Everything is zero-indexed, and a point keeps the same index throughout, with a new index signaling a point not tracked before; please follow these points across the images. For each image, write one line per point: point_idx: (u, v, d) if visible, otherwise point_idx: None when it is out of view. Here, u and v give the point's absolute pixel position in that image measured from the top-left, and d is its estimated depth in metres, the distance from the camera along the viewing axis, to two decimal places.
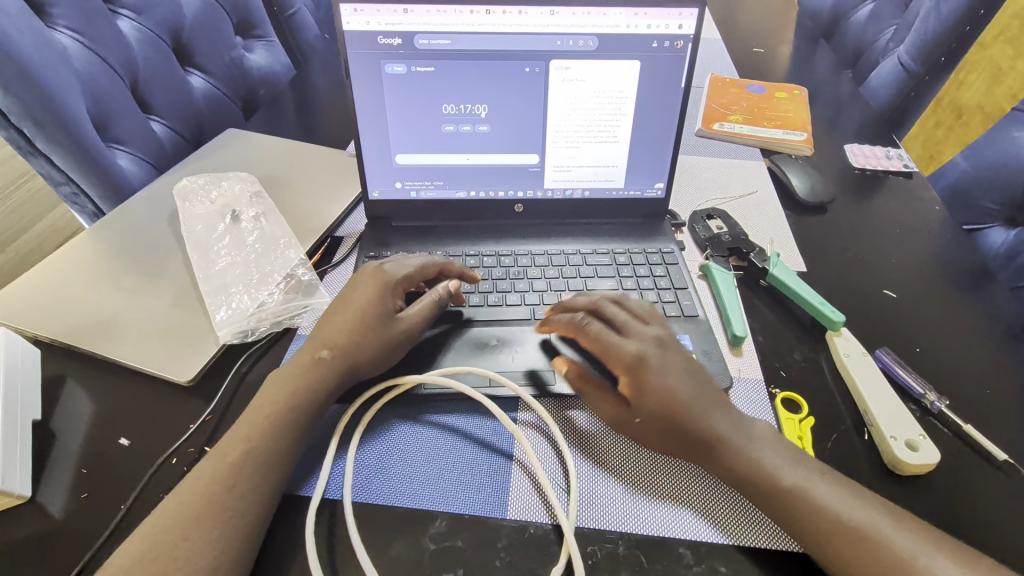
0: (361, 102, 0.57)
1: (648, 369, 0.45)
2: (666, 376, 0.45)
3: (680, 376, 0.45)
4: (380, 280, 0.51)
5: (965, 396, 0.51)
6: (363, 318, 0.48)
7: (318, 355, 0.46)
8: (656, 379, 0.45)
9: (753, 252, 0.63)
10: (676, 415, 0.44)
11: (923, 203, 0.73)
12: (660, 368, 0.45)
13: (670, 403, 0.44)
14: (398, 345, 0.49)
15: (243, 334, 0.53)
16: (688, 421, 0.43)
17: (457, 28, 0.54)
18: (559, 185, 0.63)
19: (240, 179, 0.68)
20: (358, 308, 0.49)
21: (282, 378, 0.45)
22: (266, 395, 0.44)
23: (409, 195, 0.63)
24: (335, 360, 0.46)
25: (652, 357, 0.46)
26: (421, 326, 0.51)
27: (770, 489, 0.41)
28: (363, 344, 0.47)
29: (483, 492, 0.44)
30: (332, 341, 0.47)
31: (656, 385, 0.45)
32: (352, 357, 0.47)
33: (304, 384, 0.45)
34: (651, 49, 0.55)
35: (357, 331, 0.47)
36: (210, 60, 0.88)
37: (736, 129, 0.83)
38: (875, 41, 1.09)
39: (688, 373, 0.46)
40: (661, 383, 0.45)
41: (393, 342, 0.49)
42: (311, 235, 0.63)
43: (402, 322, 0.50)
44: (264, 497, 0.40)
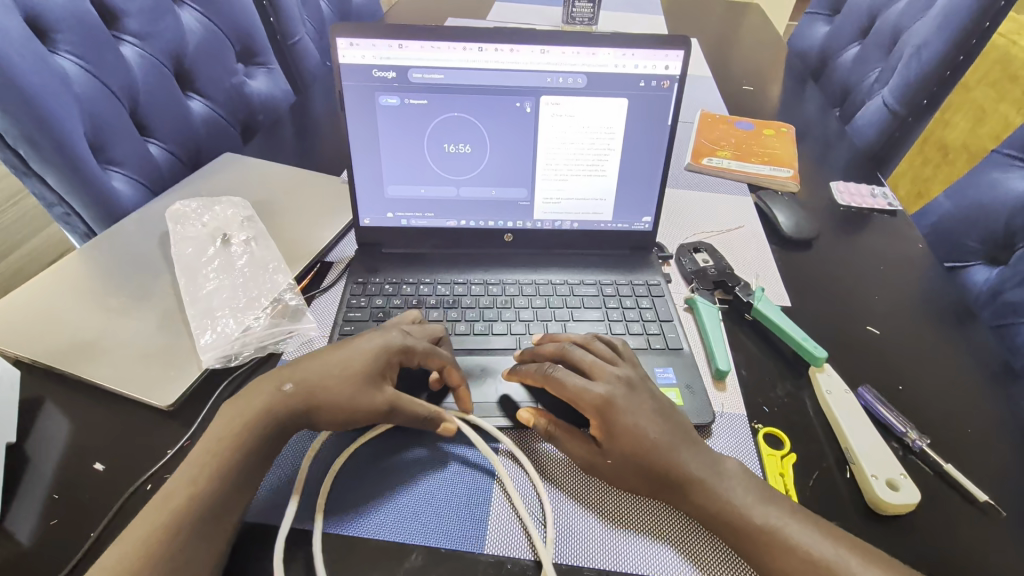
0: (354, 131, 0.58)
1: (617, 411, 0.45)
2: (636, 417, 0.45)
3: (647, 415, 0.45)
4: (383, 340, 0.49)
5: (945, 434, 0.52)
6: (350, 378, 0.47)
7: (282, 387, 0.46)
8: (625, 419, 0.44)
9: (739, 285, 0.63)
10: (647, 453, 0.43)
11: (907, 241, 0.74)
12: (628, 410, 0.45)
13: (640, 443, 0.44)
14: (362, 416, 0.46)
15: (226, 359, 0.53)
16: (661, 461, 0.43)
17: (450, 63, 0.56)
18: (548, 217, 0.64)
19: (233, 203, 0.68)
20: (352, 372, 0.47)
21: (252, 400, 0.45)
22: (231, 415, 0.45)
23: (399, 223, 0.64)
24: (296, 394, 0.46)
25: (619, 399, 0.45)
26: (400, 407, 0.47)
27: (746, 524, 0.41)
28: (332, 394, 0.46)
29: (461, 525, 0.44)
30: (298, 376, 0.47)
31: (627, 426, 0.44)
32: (311, 394, 0.46)
33: (264, 412, 0.45)
34: (638, 87, 0.57)
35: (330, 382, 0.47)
36: (210, 85, 0.90)
37: (724, 164, 0.85)
38: (861, 82, 1.13)
39: (654, 412, 0.45)
40: (630, 425, 0.44)
41: (355, 413, 0.46)
42: (300, 260, 0.64)
43: (378, 398, 0.47)
44: (227, 524, 0.40)
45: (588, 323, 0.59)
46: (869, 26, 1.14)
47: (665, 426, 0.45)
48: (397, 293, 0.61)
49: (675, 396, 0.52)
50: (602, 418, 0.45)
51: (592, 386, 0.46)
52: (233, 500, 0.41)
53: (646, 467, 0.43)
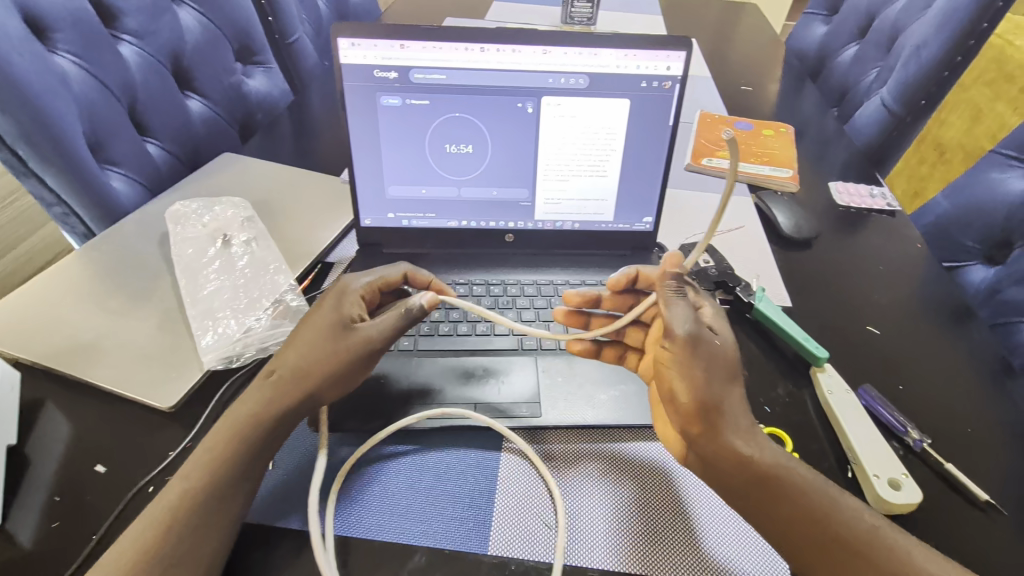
0: (355, 131, 0.58)
1: (725, 420, 0.42)
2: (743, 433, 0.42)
3: (738, 414, 0.43)
4: (337, 295, 0.50)
5: (945, 434, 0.52)
6: (322, 335, 0.47)
7: (268, 372, 0.45)
8: (732, 431, 0.42)
9: (739, 285, 0.63)
10: (710, 457, 0.42)
11: (906, 240, 0.74)
12: (738, 422, 0.42)
13: (736, 459, 0.41)
14: (352, 358, 0.47)
15: (227, 360, 0.52)
16: (757, 480, 0.41)
17: (452, 64, 0.56)
18: (550, 217, 0.64)
19: (233, 204, 0.68)
20: (318, 330, 0.47)
21: (250, 396, 0.44)
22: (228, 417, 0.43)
23: (400, 224, 0.63)
24: (287, 375, 0.45)
25: (730, 408, 0.43)
26: (382, 332, 0.48)
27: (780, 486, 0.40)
28: (315, 365, 0.45)
29: (467, 526, 0.44)
30: (281, 358, 0.46)
31: (734, 437, 0.42)
32: (300, 368, 0.45)
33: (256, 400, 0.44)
34: (640, 88, 0.57)
35: (311, 352, 0.46)
36: (209, 85, 0.90)
37: (723, 165, 0.85)
38: (859, 81, 1.13)
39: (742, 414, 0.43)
40: (740, 441, 0.42)
41: (348, 360, 0.46)
42: (301, 261, 0.63)
43: (356, 336, 0.47)
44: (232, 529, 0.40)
45: None
46: (868, 26, 1.15)
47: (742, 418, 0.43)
48: None
49: None
50: (692, 416, 0.43)
51: (700, 383, 0.43)
52: (237, 503, 0.40)
53: (727, 483, 0.42)
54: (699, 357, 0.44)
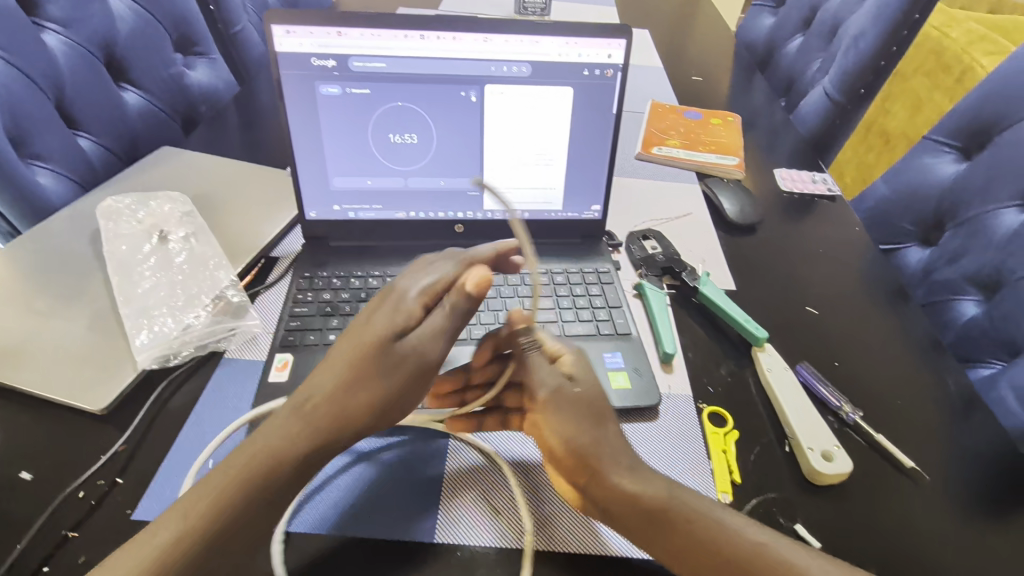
0: (295, 121, 0.56)
1: (602, 464, 0.41)
2: (622, 474, 0.41)
3: (619, 451, 0.42)
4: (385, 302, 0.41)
5: (876, 407, 0.54)
6: (367, 350, 0.39)
7: (302, 402, 0.38)
8: (609, 474, 0.41)
9: (685, 271, 0.65)
10: (600, 503, 0.42)
11: (845, 224, 0.77)
12: (614, 466, 0.41)
13: (619, 503, 0.40)
14: (410, 375, 0.39)
15: (164, 359, 0.51)
16: (634, 523, 0.40)
17: (392, 52, 0.55)
18: (499, 207, 0.63)
19: (171, 198, 0.65)
20: (359, 351, 0.39)
21: (292, 434, 0.37)
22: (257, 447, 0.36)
23: (346, 216, 0.62)
24: (325, 405, 0.38)
25: (605, 452, 0.42)
26: (436, 342, 0.40)
27: (666, 519, 0.39)
28: (356, 392, 0.38)
29: (415, 516, 0.44)
30: (319, 389, 0.38)
31: (610, 482, 0.41)
32: (354, 396, 0.38)
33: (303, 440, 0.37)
34: (582, 76, 0.57)
35: (353, 379, 0.38)
36: (146, 76, 0.86)
37: (673, 153, 0.86)
38: (804, 72, 1.17)
39: (619, 455, 0.42)
40: (619, 484, 0.41)
41: (407, 378, 0.39)
42: (244, 256, 0.62)
43: (404, 347, 0.39)
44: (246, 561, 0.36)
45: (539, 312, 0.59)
46: (811, 18, 1.18)
47: (622, 457, 0.42)
48: (344, 287, 0.59)
49: (623, 379, 0.53)
50: (572, 467, 0.42)
51: (569, 439, 0.42)
52: None
53: (618, 524, 0.41)
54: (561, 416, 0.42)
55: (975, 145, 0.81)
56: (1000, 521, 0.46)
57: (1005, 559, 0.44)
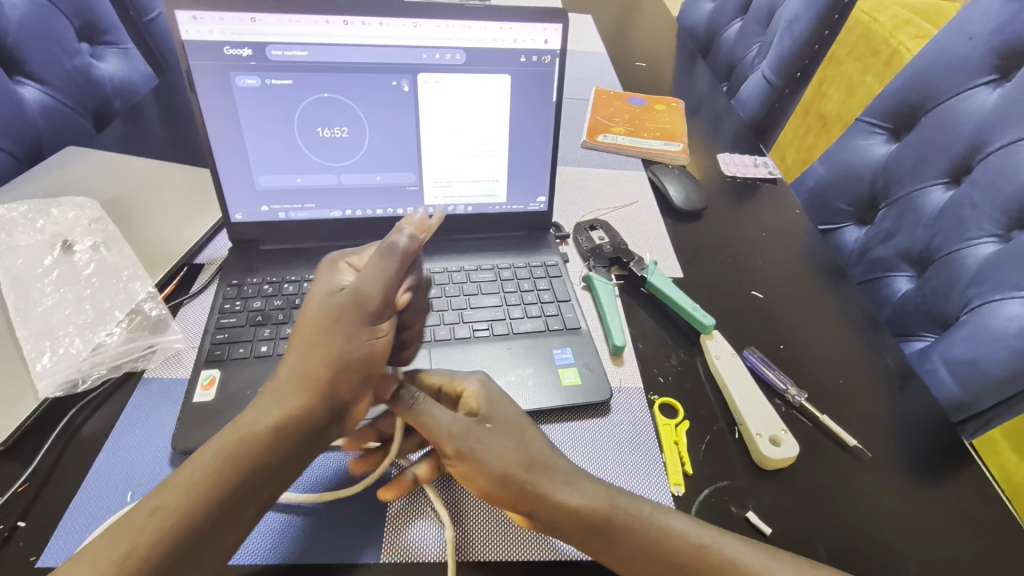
0: (210, 116, 0.52)
1: (540, 482, 0.38)
2: (562, 492, 0.38)
3: (553, 465, 0.39)
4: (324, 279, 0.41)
5: (820, 387, 0.55)
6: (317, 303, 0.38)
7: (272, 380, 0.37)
8: (550, 491, 0.38)
9: (633, 260, 0.64)
10: (545, 526, 0.39)
11: (786, 207, 0.79)
12: (550, 481, 0.38)
13: (566, 516, 0.38)
14: (361, 317, 0.38)
15: (71, 385, 0.46)
16: (592, 536, 0.38)
17: (314, 39, 0.51)
18: (440, 202, 0.61)
19: (76, 204, 0.59)
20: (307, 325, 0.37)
21: (215, 461, 0.33)
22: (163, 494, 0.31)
23: (276, 216, 0.58)
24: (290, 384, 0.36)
25: (537, 468, 0.39)
26: (387, 284, 0.39)
27: (609, 530, 0.38)
28: (316, 361, 0.36)
29: (356, 535, 0.42)
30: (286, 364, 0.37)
31: (552, 499, 0.38)
32: (314, 349, 0.36)
33: (262, 426, 0.34)
34: (519, 63, 0.55)
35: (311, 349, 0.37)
36: (47, 69, 0.78)
37: (618, 141, 0.86)
38: (744, 56, 1.19)
39: (552, 473, 0.39)
40: (559, 501, 0.38)
41: (354, 321, 0.37)
42: (163, 265, 0.57)
43: (351, 290, 0.38)
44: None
45: (486, 309, 0.57)
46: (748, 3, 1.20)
47: (557, 471, 0.39)
48: (276, 293, 0.55)
49: (573, 375, 0.52)
50: (508, 500, 0.38)
51: (494, 469, 0.38)
52: None
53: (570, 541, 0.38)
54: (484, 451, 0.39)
55: (904, 125, 0.83)
56: (936, 483, 0.48)
57: (942, 521, 0.46)
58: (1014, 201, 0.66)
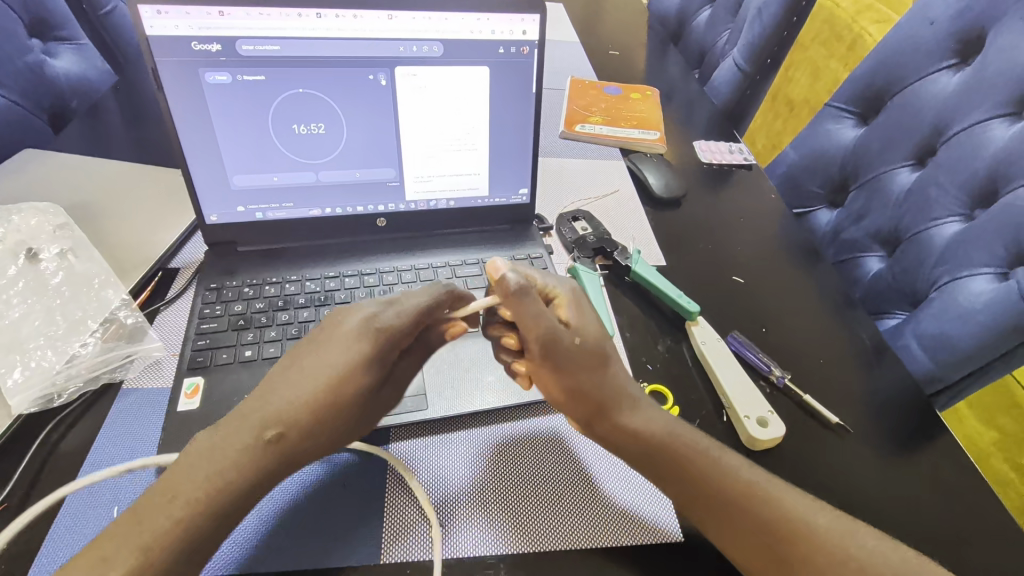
0: (180, 114, 0.50)
1: (617, 409, 0.43)
2: (636, 415, 0.43)
3: (628, 390, 0.44)
4: (367, 342, 0.40)
5: (802, 368, 0.57)
6: (353, 387, 0.39)
7: (267, 437, 0.36)
8: (626, 418, 0.43)
9: (617, 250, 0.65)
10: (602, 441, 0.44)
11: (762, 192, 0.80)
12: (626, 408, 0.43)
13: (638, 439, 0.42)
14: (375, 417, 0.43)
15: (46, 400, 0.45)
16: (653, 461, 0.42)
17: (286, 33, 0.49)
18: (422, 197, 0.60)
19: (38, 211, 0.56)
20: (328, 398, 0.38)
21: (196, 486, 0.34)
22: (137, 533, 0.32)
23: (254, 217, 0.57)
24: (294, 433, 0.37)
25: (618, 395, 0.43)
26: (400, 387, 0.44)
27: (670, 454, 0.42)
28: (328, 428, 0.39)
29: (354, 538, 0.41)
30: (291, 423, 0.37)
31: (629, 423, 0.43)
32: (322, 417, 0.38)
33: (247, 473, 0.35)
34: (498, 54, 0.55)
35: (326, 413, 0.38)
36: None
37: (596, 130, 0.86)
38: (714, 43, 1.20)
39: (625, 396, 0.43)
40: (635, 424, 0.43)
41: (369, 408, 0.42)
42: (136, 271, 0.55)
43: (382, 393, 0.42)
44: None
45: None
46: None
47: (630, 398, 0.44)
48: (257, 296, 0.54)
49: None
50: (582, 411, 0.43)
51: (578, 389, 0.42)
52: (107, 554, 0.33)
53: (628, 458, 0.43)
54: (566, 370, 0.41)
55: (871, 109, 0.85)
56: (913, 452, 0.50)
57: (923, 490, 0.48)
58: (977, 181, 0.68)
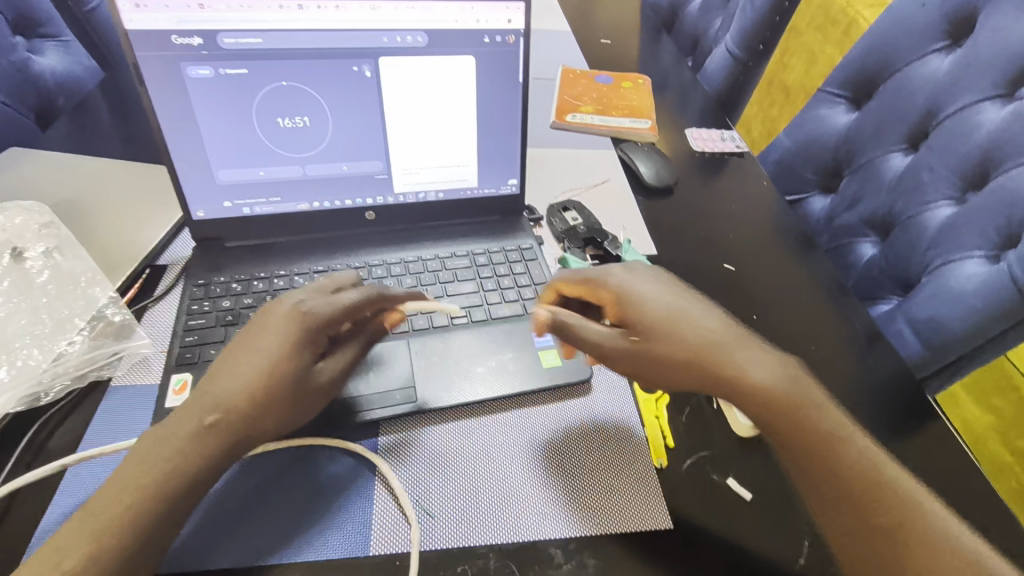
0: (163, 109, 0.50)
1: (727, 362, 0.41)
2: (753, 367, 0.41)
3: (733, 345, 0.42)
4: (298, 325, 0.41)
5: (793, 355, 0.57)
6: (285, 371, 0.40)
7: (207, 421, 0.37)
8: (750, 367, 0.41)
9: (607, 240, 0.64)
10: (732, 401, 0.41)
11: (754, 179, 0.80)
12: (737, 362, 0.41)
13: (755, 391, 0.40)
14: (317, 405, 0.42)
15: (34, 399, 0.45)
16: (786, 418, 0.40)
17: (268, 25, 0.49)
18: (410, 189, 0.60)
19: (25, 210, 0.55)
20: (262, 383, 0.39)
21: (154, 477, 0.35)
22: (96, 516, 0.34)
23: (241, 212, 0.56)
24: (231, 419, 0.38)
25: (722, 344, 0.41)
26: (341, 378, 0.44)
27: (790, 410, 0.39)
28: (265, 412, 0.39)
29: (342, 532, 0.41)
30: (229, 406, 0.38)
31: (737, 373, 0.40)
32: (259, 404, 0.39)
33: (194, 458, 0.36)
34: (483, 43, 0.54)
35: (261, 397, 0.39)
36: None
37: (587, 120, 0.85)
38: (707, 30, 1.19)
39: (725, 352, 0.41)
40: (743, 374, 0.40)
41: (309, 393, 0.41)
42: (122, 269, 0.55)
43: (320, 379, 0.42)
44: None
45: (463, 296, 0.57)
46: None
47: (737, 348, 0.41)
48: (245, 292, 0.54)
49: (554, 357, 0.52)
50: (699, 377, 0.41)
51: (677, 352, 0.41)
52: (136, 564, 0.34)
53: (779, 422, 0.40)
54: (686, 328, 0.42)
55: (863, 94, 0.85)
56: (903, 437, 0.50)
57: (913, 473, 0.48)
58: (969, 164, 0.68)
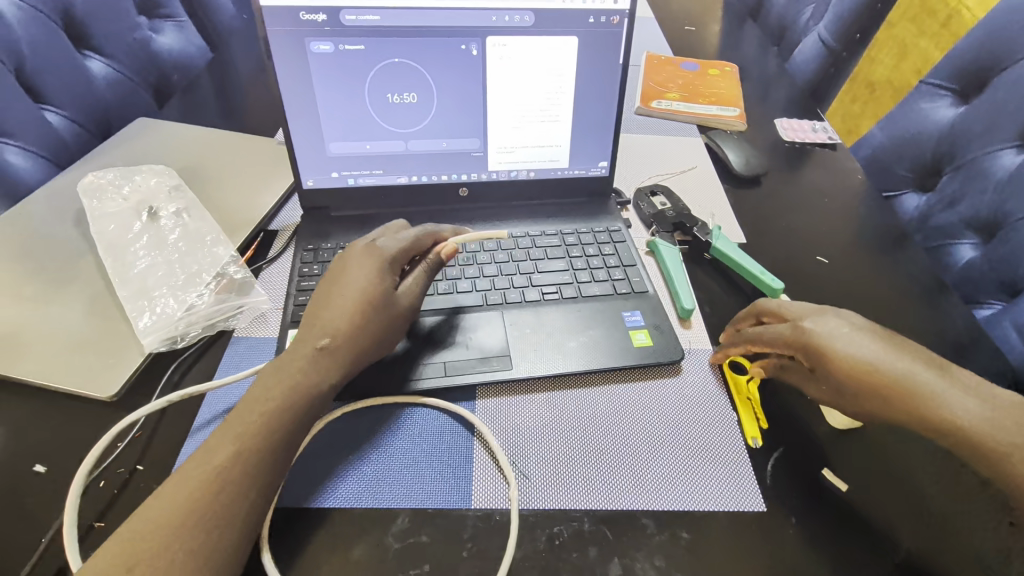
0: (286, 81, 0.53)
1: (925, 397, 0.41)
2: (952, 404, 0.41)
3: (929, 382, 0.42)
4: (373, 257, 0.47)
5: None
6: (371, 293, 0.45)
7: (321, 344, 0.42)
8: (950, 400, 0.41)
9: (696, 226, 0.64)
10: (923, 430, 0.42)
11: (847, 172, 0.77)
12: (939, 395, 0.41)
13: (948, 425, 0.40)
14: (402, 328, 0.47)
15: (171, 341, 0.49)
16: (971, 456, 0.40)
17: (387, 3, 0.51)
18: (504, 167, 0.61)
19: (155, 172, 0.62)
20: (354, 304, 0.44)
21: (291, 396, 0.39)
22: (235, 425, 0.37)
23: (346, 182, 0.59)
24: (337, 340, 0.42)
25: (922, 382, 0.42)
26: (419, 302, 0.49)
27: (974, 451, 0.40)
28: (364, 330, 0.44)
29: (443, 484, 0.43)
30: (334, 327, 0.43)
31: (940, 407, 0.41)
32: (357, 324, 0.43)
33: (312, 376, 0.41)
34: (588, 24, 0.55)
35: (357, 317, 0.44)
36: (111, 43, 0.81)
37: (671, 107, 0.85)
38: (797, 19, 1.15)
39: (908, 388, 0.42)
40: (943, 408, 0.41)
41: (396, 317, 0.46)
42: (242, 230, 0.59)
43: (404, 301, 0.47)
44: (258, 519, 0.36)
45: (553, 273, 0.58)
46: None
47: (931, 387, 0.41)
48: None
49: (644, 337, 0.52)
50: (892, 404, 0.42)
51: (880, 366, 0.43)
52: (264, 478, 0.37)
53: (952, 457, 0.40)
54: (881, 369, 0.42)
55: (972, 86, 0.80)
56: None
57: None
58: None
